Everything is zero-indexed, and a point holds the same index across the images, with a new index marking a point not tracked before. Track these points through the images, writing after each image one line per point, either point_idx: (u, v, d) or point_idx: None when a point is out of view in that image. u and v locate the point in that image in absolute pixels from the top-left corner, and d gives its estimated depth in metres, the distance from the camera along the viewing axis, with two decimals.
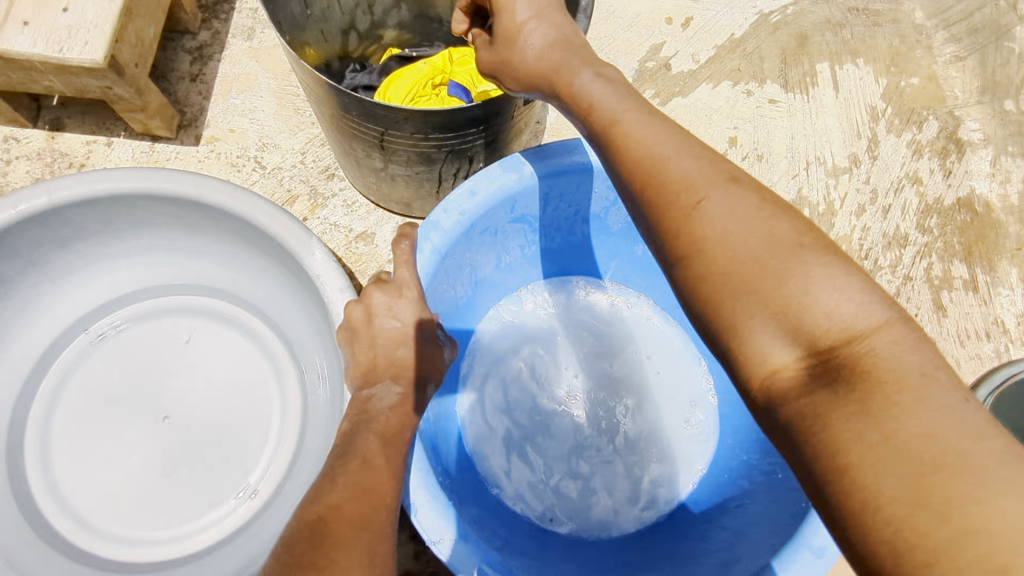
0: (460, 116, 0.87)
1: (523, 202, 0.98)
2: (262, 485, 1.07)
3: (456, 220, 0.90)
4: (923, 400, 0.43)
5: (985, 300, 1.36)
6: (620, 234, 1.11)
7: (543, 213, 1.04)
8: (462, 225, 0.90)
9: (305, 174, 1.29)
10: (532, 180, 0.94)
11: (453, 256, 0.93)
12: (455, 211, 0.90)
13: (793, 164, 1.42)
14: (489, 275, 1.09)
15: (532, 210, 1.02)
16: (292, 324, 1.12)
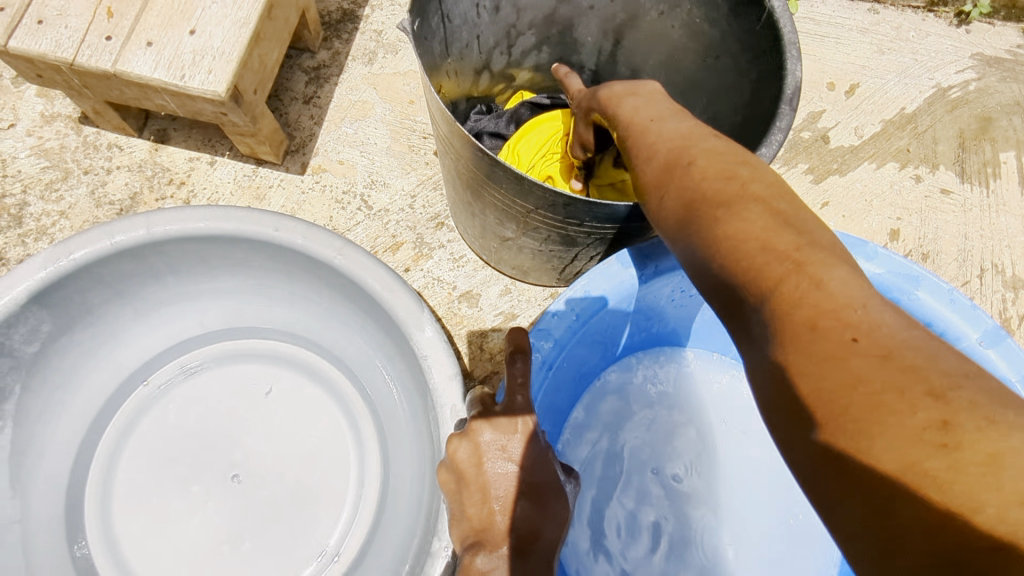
0: (623, 209, 0.72)
1: (644, 296, 0.85)
2: (340, 554, 0.96)
3: (568, 324, 0.78)
4: (1013, 448, 0.38)
5: None
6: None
7: (662, 300, 0.91)
8: (574, 329, 0.78)
9: (412, 220, 1.17)
10: (655, 274, 0.82)
11: (564, 361, 0.81)
12: (567, 312, 0.78)
13: (963, 270, 1.22)
14: (593, 369, 0.96)
15: (648, 302, 0.89)
16: (381, 392, 1.00)
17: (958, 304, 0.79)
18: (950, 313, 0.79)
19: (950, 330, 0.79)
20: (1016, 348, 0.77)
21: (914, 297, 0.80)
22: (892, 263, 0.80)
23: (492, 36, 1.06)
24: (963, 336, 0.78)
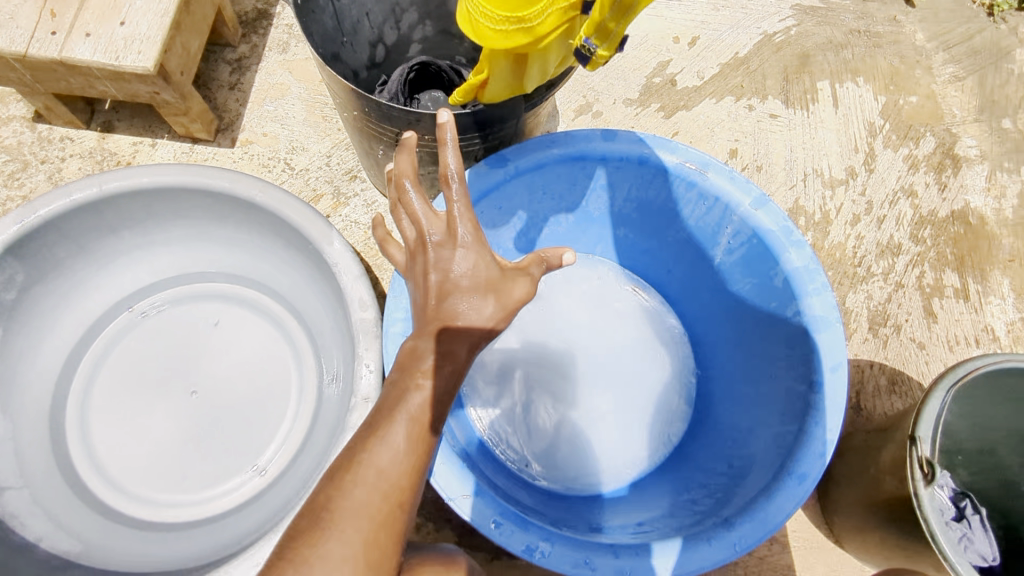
0: (463, 117, 0.97)
1: (507, 197, 1.06)
2: (269, 465, 1.15)
3: (449, 214, 0.97)
4: None
5: (977, 308, 1.41)
6: (602, 219, 1.18)
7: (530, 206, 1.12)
8: None
9: (329, 175, 1.39)
10: (516, 174, 1.01)
11: None
12: (448, 206, 0.97)
13: (790, 176, 1.49)
14: None
15: (518, 202, 1.10)
16: (310, 311, 1.21)
17: (737, 181, 1.02)
18: (729, 186, 1.02)
19: (731, 201, 1.02)
20: (776, 207, 1.00)
21: (705, 178, 1.02)
22: (686, 153, 1.02)
23: (380, 14, 1.30)
24: (739, 202, 1.01)
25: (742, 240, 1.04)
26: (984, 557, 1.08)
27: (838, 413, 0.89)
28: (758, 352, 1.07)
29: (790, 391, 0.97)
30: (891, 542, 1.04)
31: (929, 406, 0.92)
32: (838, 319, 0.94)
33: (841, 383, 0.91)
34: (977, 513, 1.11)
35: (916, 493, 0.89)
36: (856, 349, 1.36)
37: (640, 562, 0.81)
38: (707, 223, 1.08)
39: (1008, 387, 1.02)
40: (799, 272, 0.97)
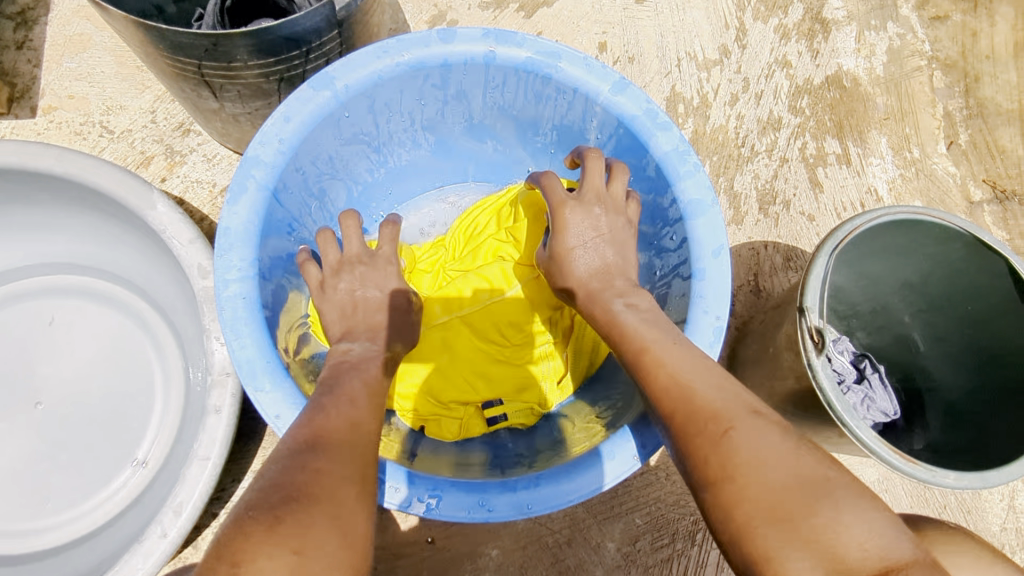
0: (270, 36, 0.83)
1: (349, 121, 0.93)
2: (150, 457, 1.04)
3: (277, 149, 0.84)
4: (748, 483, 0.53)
5: (859, 171, 1.41)
6: (464, 135, 1.07)
7: (377, 127, 0.99)
8: (285, 154, 0.85)
9: (157, 133, 1.21)
10: (347, 94, 0.89)
11: (288, 191, 0.88)
12: (274, 140, 0.84)
13: (664, 63, 1.42)
14: (340, 207, 1.05)
15: (364, 127, 0.97)
16: (158, 290, 1.08)
17: (593, 68, 0.93)
18: (585, 74, 0.93)
19: (591, 90, 0.93)
20: (637, 89, 0.93)
21: (559, 69, 0.93)
22: (534, 45, 0.92)
23: None
24: (598, 90, 0.93)
25: (609, 132, 0.97)
26: (884, 411, 1.10)
27: (723, 296, 0.86)
28: (645, 249, 1.01)
29: (677, 283, 0.92)
30: (798, 415, 1.04)
31: (814, 273, 0.89)
32: (713, 199, 0.89)
33: (723, 265, 0.87)
34: (876, 371, 1.12)
35: (809, 363, 0.87)
36: (749, 231, 1.33)
37: (541, 492, 0.75)
38: (572, 120, 1.00)
39: (888, 243, 1.01)
40: (669, 155, 0.91)
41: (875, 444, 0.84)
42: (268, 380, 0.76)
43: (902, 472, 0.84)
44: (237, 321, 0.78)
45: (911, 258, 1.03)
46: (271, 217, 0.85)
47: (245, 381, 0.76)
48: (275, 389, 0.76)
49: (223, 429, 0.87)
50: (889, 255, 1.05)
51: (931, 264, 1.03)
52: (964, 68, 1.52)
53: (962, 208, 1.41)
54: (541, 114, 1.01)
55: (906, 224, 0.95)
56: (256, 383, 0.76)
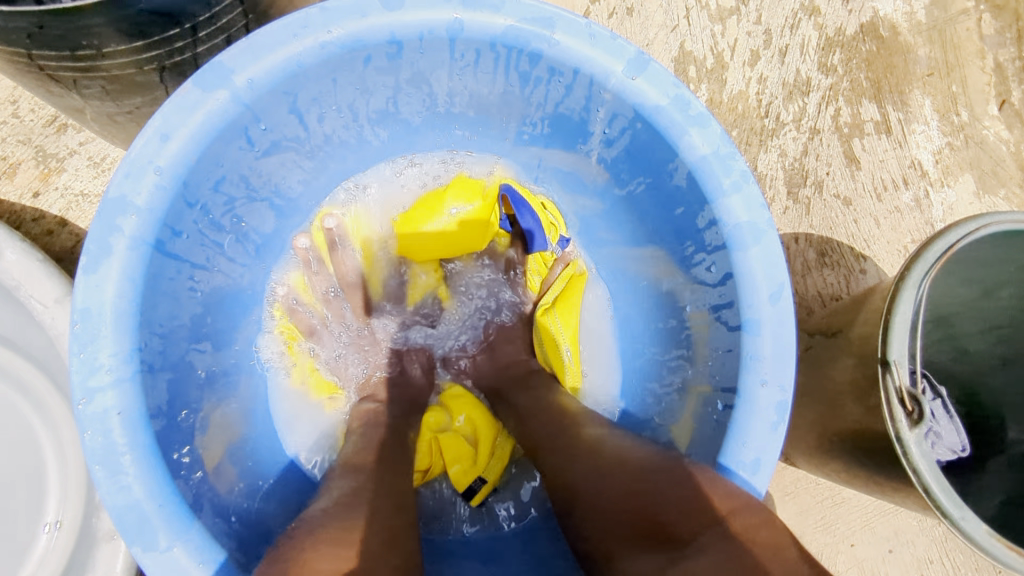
0: (127, 10, 0.56)
1: (262, 126, 0.67)
2: (64, 523, 0.83)
3: (154, 182, 0.59)
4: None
5: (901, 141, 1.18)
6: (430, 129, 0.81)
7: (307, 129, 0.73)
8: (166, 188, 0.59)
9: (24, 131, 0.92)
10: (254, 91, 0.63)
11: (180, 235, 0.63)
12: (148, 169, 0.59)
13: (670, 14, 1.15)
14: (267, 234, 0.78)
15: (288, 131, 0.71)
16: (24, 334, 0.81)
17: (598, 39, 0.68)
18: (590, 50, 0.68)
19: (597, 72, 0.68)
20: (660, 69, 0.68)
21: (553, 44, 0.67)
22: (519, 10, 0.66)
23: None
24: (609, 72, 0.68)
25: (622, 125, 0.72)
26: (951, 447, 0.89)
27: (784, 354, 0.64)
28: (669, 277, 0.78)
29: (715, 331, 0.70)
30: (851, 468, 0.83)
31: (901, 309, 0.66)
32: (769, 221, 0.66)
33: (783, 313, 0.65)
34: (939, 398, 0.91)
35: (898, 439, 0.64)
36: (777, 221, 1.11)
37: None
38: (570, 108, 0.74)
39: (974, 253, 0.79)
40: (706, 160, 0.68)
41: (989, 540, 0.62)
42: (164, 533, 0.54)
43: (1018, 574, 0.63)
44: (111, 446, 0.54)
45: (998, 268, 0.83)
46: (155, 278, 0.60)
47: (130, 534, 0.53)
48: (172, 543, 0.53)
49: (122, 564, 0.64)
50: (968, 264, 0.84)
51: (1022, 276, 0.83)
52: (1017, 10, 1.28)
53: (1018, 180, 1.20)
54: (528, 101, 0.76)
55: (1008, 234, 0.74)
56: (147, 539, 0.53)
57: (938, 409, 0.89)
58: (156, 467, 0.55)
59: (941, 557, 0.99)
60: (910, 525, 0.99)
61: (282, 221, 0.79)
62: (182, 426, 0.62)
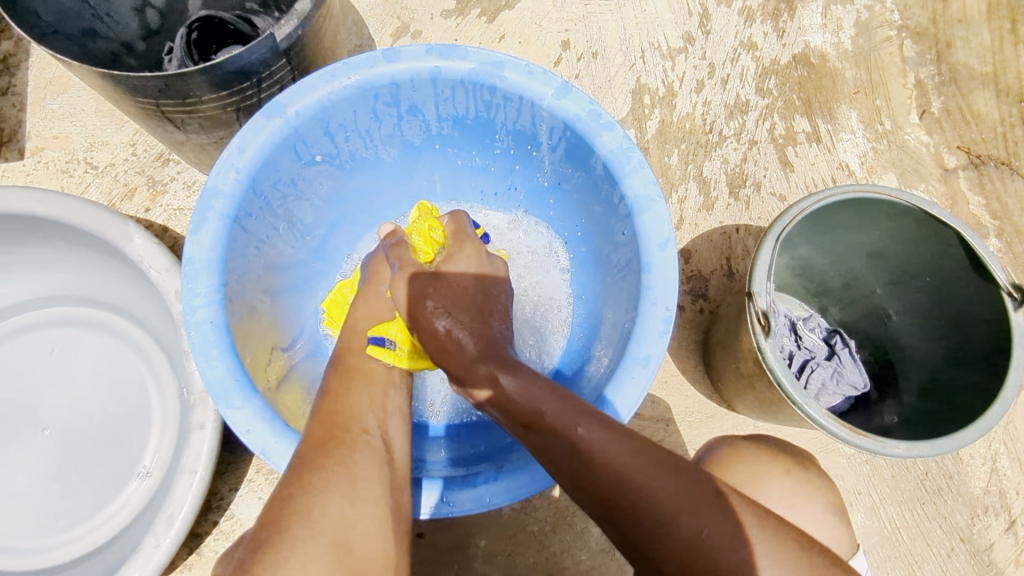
0: (219, 71, 0.88)
1: (304, 143, 0.97)
2: (154, 467, 1.11)
3: (234, 179, 0.89)
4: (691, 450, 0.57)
5: (829, 148, 1.41)
6: (426, 146, 1.11)
7: (336, 147, 1.03)
8: (242, 183, 0.90)
9: (139, 165, 1.27)
10: (299, 119, 0.93)
11: (249, 216, 0.93)
12: (230, 171, 0.89)
13: (628, 56, 1.44)
14: (310, 225, 1.08)
15: (322, 149, 1.01)
16: (145, 313, 1.13)
17: (535, 74, 0.96)
18: (528, 81, 0.95)
19: (535, 96, 0.96)
20: (579, 92, 0.95)
21: (503, 78, 0.96)
22: (477, 57, 0.95)
23: None
24: (542, 96, 0.95)
25: (558, 134, 1.00)
26: (855, 386, 1.13)
27: (670, 286, 0.89)
28: (604, 247, 1.03)
29: (628, 279, 0.95)
30: (760, 396, 1.07)
31: (762, 257, 0.92)
32: (658, 193, 0.92)
33: (669, 258, 0.89)
34: (846, 346, 1.15)
35: (757, 345, 0.91)
36: (719, 216, 1.34)
37: (499, 484, 0.82)
38: (523, 125, 1.02)
39: (843, 220, 1.04)
40: (614, 153, 0.94)
41: (825, 419, 0.88)
42: (238, 398, 0.82)
43: (851, 444, 0.88)
44: (206, 344, 0.83)
45: (869, 233, 1.06)
46: (233, 243, 0.90)
47: (218, 400, 0.81)
48: (245, 405, 0.82)
49: (208, 442, 0.93)
50: (846, 232, 1.07)
51: (890, 240, 1.05)
52: (936, 34, 1.50)
53: (937, 176, 1.40)
54: (494, 122, 1.04)
55: (856, 202, 0.98)
56: (227, 401, 0.81)
57: (846, 354, 1.15)
58: (234, 360, 0.84)
59: (866, 488, 1.21)
60: (838, 461, 1.22)
61: (318, 215, 1.09)
62: (250, 343, 0.91)
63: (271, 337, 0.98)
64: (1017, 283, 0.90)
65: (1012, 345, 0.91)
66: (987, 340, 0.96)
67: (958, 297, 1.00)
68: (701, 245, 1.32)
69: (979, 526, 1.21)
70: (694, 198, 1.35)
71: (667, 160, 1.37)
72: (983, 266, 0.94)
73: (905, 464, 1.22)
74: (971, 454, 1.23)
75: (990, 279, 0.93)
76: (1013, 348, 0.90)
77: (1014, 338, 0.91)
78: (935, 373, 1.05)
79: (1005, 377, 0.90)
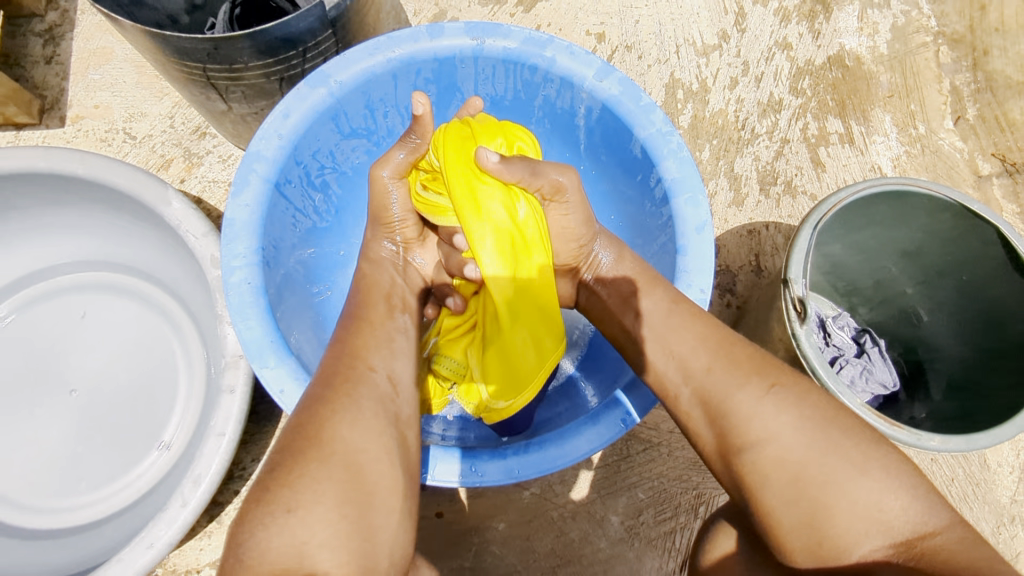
0: (267, 37, 0.89)
1: (346, 115, 0.98)
2: (177, 436, 1.11)
3: (276, 145, 0.90)
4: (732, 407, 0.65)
5: (862, 149, 1.40)
6: None
7: (375, 122, 1.04)
8: (284, 149, 0.91)
9: (176, 137, 1.29)
10: (343, 90, 0.94)
11: (289, 183, 0.94)
12: (274, 136, 0.90)
13: (663, 50, 1.44)
14: (345, 199, 1.09)
15: (362, 123, 1.02)
16: (178, 281, 1.14)
17: (576, 55, 0.96)
18: (569, 61, 0.96)
19: (575, 78, 0.97)
20: (621, 75, 0.96)
21: (546, 58, 0.96)
22: (520, 36, 0.96)
23: None
24: (583, 76, 0.96)
25: (596, 117, 1.00)
26: (882, 385, 1.12)
27: (705, 270, 0.88)
28: (639, 232, 1.03)
29: (663, 262, 0.95)
30: None
31: (799, 245, 0.92)
32: (698, 177, 0.92)
33: (706, 241, 0.89)
34: (876, 344, 1.14)
35: (792, 332, 0.90)
36: (750, 212, 1.34)
37: (527, 457, 0.82)
38: (562, 107, 1.03)
39: (879, 214, 1.04)
40: (654, 137, 0.94)
41: (858, 408, 0.87)
42: (273, 358, 0.82)
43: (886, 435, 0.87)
44: (243, 304, 0.84)
45: (904, 229, 1.05)
46: (273, 208, 0.91)
47: (253, 360, 0.82)
48: (279, 365, 0.82)
49: (238, 407, 0.92)
50: (880, 228, 1.07)
51: (926, 237, 1.05)
52: (972, 42, 1.50)
53: (970, 183, 1.39)
54: (532, 103, 1.05)
55: (894, 196, 0.98)
56: (261, 360, 0.82)
57: (876, 353, 1.13)
58: (271, 322, 0.84)
59: None
60: None
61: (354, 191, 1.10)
62: (284, 307, 0.91)
63: (305, 305, 0.98)
64: None
65: None
66: None
67: (994, 296, 1.00)
68: (727, 240, 1.32)
69: (1005, 535, 1.18)
70: (724, 193, 1.35)
71: (698, 155, 1.37)
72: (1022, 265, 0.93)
73: (932, 469, 1.20)
74: (999, 462, 1.21)
75: None
76: None
77: None
78: (968, 373, 1.04)
79: None
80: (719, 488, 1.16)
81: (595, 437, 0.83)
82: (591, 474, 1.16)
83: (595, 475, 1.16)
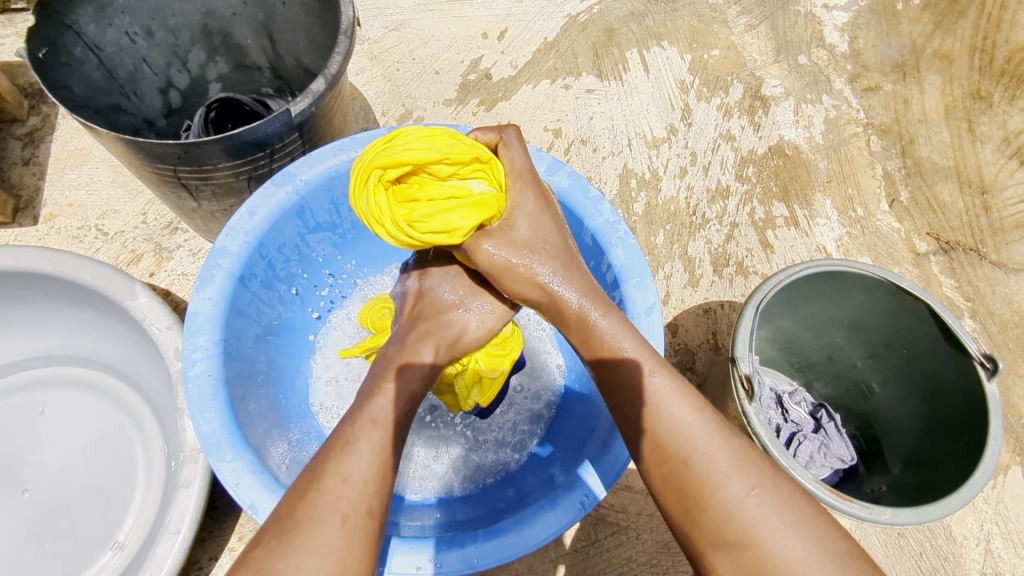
0: (235, 141, 0.95)
1: (310, 210, 1.03)
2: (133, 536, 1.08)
3: (242, 240, 0.94)
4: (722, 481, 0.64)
5: (807, 231, 1.49)
6: None
7: (339, 217, 1.09)
8: (249, 244, 0.95)
9: (147, 232, 1.32)
10: (307, 188, 1.00)
11: (253, 277, 0.97)
12: (239, 233, 0.94)
13: (616, 143, 1.54)
14: (308, 288, 1.12)
15: (326, 218, 1.07)
16: (141, 374, 1.15)
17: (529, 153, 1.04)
18: None
19: None
20: (571, 170, 1.03)
21: None
22: None
23: (160, 58, 1.25)
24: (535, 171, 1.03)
25: None
26: (840, 459, 1.14)
27: (656, 352, 0.92)
28: None
29: None
30: None
31: (743, 325, 0.96)
32: (645, 262, 0.97)
33: (655, 324, 0.93)
34: (832, 419, 1.17)
35: (742, 410, 0.93)
36: (704, 292, 1.40)
37: (485, 546, 0.82)
38: None
39: (820, 293, 1.10)
40: (603, 226, 1.00)
41: (812, 484, 0.89)
42: (230, 451, 0.82)
43: (840, 510, 0.88)
44: (202, 397, 0.85)
45: (844, 305, 1.11)
46: (236, 301, 0.93)
47: (209, 453, 0.82)
48: (236, 458, 0.82)
49: (193, 503, 0.91)
50: (822, 305, 1.13)
51: (866, 313, 1.11)
52: (899, 132, 1.63)
53: (909, 260, 1.48)
54: None
55: (831, 276, 1.05)
56: (218, 454, 0.82)
57: (833, 427, 1.16)
58: (229, 414, 0.85)
59: None
60: None
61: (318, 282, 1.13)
62: (244, 398, 0.92)
63: (267, 396, 0.99)
64: (987, 354, 0.95)
65: (988, 414, 0.95)
66: (964, 413, 0.99)
67: (934, 369, 1.05)
68: (684, 320, 1.37)
69: None
70: (679, 275, 1.41)
71: (653, 239, 1.44)
72: (954, 339, 0.99)
73: (899, 544, 1.20)
74: (964, 534, 1.22)
75: (962, 354, 0.98)
76: (989, 417, 0.94)
77: (990, 407, 0.94)
78: (920, 445, 1.07)
79: (984, 445, 0.93)
80: (689, 571, 1.15)
81: (552, 523, 0.83)
82: (560, 561, 1.14)
83: (563, 561, 1.14)
